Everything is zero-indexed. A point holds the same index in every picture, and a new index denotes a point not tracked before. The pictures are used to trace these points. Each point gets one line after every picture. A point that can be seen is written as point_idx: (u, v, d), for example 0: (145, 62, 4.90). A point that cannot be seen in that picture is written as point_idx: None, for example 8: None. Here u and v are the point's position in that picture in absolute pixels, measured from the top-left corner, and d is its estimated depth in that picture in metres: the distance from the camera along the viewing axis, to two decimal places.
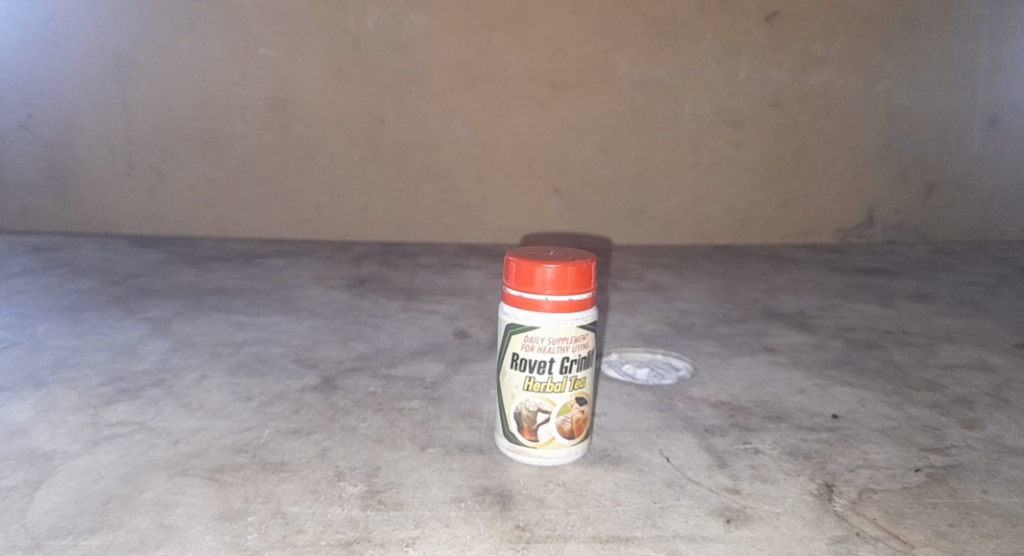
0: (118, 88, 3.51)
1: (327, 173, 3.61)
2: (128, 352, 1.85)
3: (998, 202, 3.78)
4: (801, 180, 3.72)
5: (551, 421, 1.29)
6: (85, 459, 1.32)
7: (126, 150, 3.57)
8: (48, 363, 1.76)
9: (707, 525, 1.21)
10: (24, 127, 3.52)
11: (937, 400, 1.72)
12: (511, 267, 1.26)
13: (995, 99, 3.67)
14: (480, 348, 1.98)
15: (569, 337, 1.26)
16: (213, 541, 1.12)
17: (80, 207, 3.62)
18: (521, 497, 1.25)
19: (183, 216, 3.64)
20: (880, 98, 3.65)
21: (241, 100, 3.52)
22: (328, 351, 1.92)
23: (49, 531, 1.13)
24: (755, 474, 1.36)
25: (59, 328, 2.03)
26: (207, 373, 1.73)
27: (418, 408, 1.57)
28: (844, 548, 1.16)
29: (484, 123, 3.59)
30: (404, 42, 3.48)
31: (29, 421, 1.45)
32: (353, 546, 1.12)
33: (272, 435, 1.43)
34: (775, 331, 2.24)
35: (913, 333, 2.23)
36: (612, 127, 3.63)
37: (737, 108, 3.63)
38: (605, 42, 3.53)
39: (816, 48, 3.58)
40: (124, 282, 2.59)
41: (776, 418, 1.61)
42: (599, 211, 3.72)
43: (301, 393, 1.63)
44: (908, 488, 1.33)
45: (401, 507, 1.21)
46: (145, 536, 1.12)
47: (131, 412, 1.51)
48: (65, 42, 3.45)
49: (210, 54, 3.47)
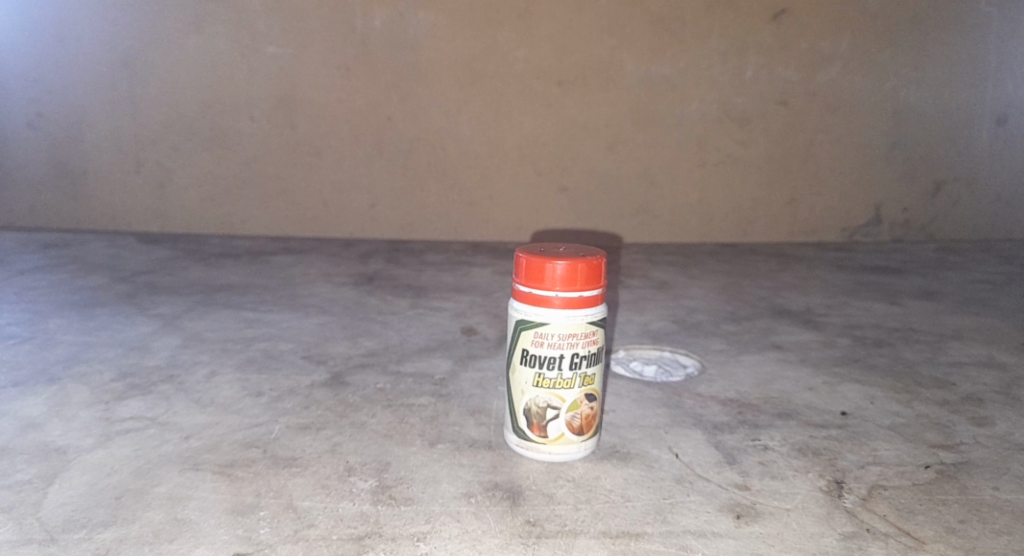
0: (125, 86, 3.52)
1: (334, 171, 3.61)
2: (139, 348, 1.86)
3: (1006, 200, 3.76)
4: (807, 178, 3.72)
5: (560, 418, 1.30)
6: (97, 453, 1.33)
7: (133, 147, 3.58)
8: (59, 358, 1.77)
9: (717, 521, 1.21)
10: (32, 125, 3.54)
11: (946, 397, 1.72)
12: (521, 264, 1.26)
13: (1003, 97, 3.66)
14: (488, 345, 1.98)
15: (579, 333, 1.26)
16: (226, 535, 1.12)
17: (87, 204, 3.63)
18: (531, 492, 1.25)
19: (190, 213, 3.65)
20: (887, 95, 3.64)
21: (248, 98, 3.53)
22: (336, 347, 1.93)
23: (63, 524, 1.13)
24: (764, 471, 1.36)
25: (70, 324, 2.04)
26: (217, 368, 1.74)
27: (427, 404, 1.58)
28: (855, 544, 1.16)
29: (490, 121, 3.59)
30: (411, 40, 3.49)
31: (41, 416, 1.46)
32: (364, 540, 1.12)
33: (283, 430, 1.43)
34: (783, 329, 2.24)
35: (921, 331, 2.23)
36: (619, 125, 3.62)
37: (743, 106, 3.63)
38: (612, 40, 3.53)
39: (823, 46, 3.57)
40: (133, 279, 2.60)
41: (785, 414, 1.61)
42: (605, 210, 3.71)
43: (311, 389, 1.63)
44: (918, 485, 1.33)
45: (412, 502, 1.22)
46: (159, 530, 1.13)
47: (142, 407, 1.52)
48: (72, 40, 3.46)
49: (217, 52, 3.48)
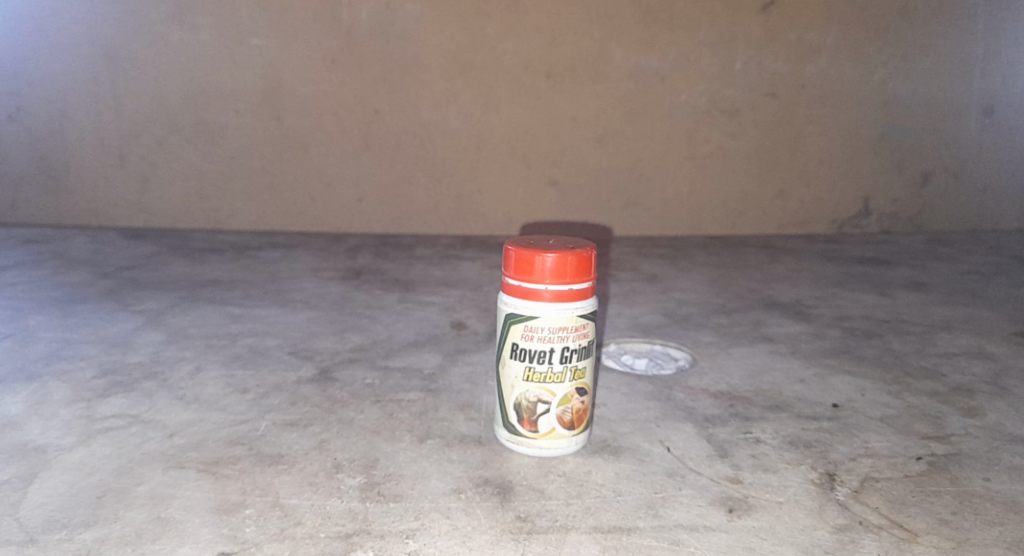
0: (108, 80, 3.47)
1: (322, 165, 3.58)
2: (122, 345, 1.83)
3: (993, 191, 3.77)
4: (796, 170, 3.72)
5: (551, 412, 1.28)
6: (79, 452, 1.30)
7: (116, 142, 3.54)
8: (39, 355, 1.74)
9: (709, 514, 1.20)
10: (14, 119, 3.49)
11: (937, 388, 1.71)
12: (510, 256, 1.25)
13: (991, 89, 3.66)
14: (478, 340, 1.96)
15: (569, 327, 1.24)
16: (210, 534, 1.10)
17: (70, 199, 3.59)
18: (522, 488, 1.24)
19: (175, 208, 3.61)
20: (876, 87, 3.64)
21: (234, 92, 3.49)
22: (324, 343, 1.91)
23: (42, 525, 1.11)
24: (756, 463, 1.35)
25: (51, 320, 2.01)
26: (202, 365, 1.71)
27: (416, 399, 1.56)
28: (847, 537, 1.15)
29: (480, 114, 3.57)
30: (399, 32, 3.46)
31: (21, 415, 1.43)
32: (352, 538, 1.10)
33: (269, 427, 1.41)
34: (773, 321, 2.23)
35: (911, 323, 2.22)
36: (608, 117, 3.61)
37: (733, 98, 3.62)
38: (601, 32, 3.51)
39: (812, 38, 3.57)
40: (117, 275, 2.56)
41: (776, 407, 1.60)
42: (594, 202, 3.70)
43: (297, 385, 1.61)
44: (910, 476, 1.32)
45: (401, 499, 1.20)
46: (142, 530, 1.10)
47: (125, 404, 1.49)
48: (53, 33, 3.41)
49: (202, 45, 3.44)
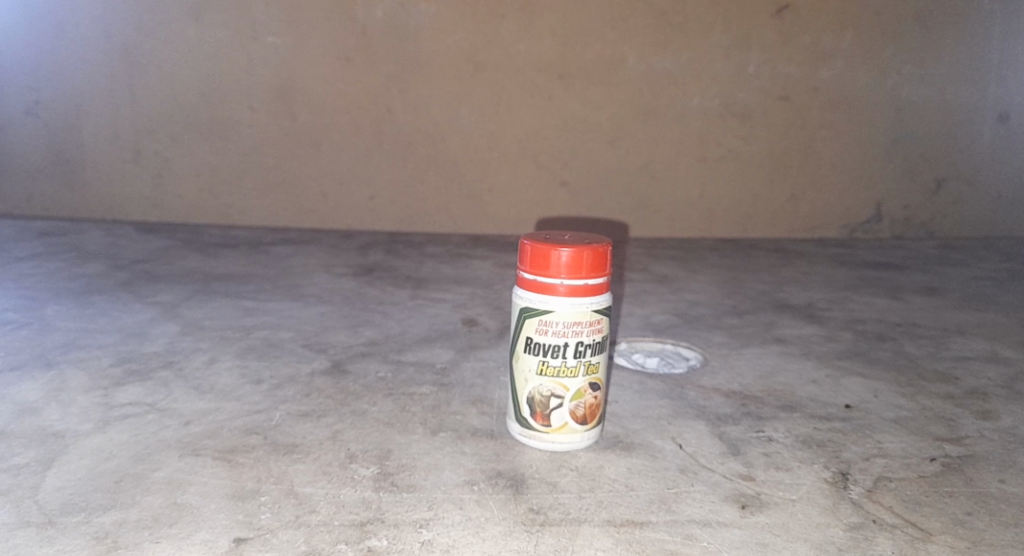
0: (123, 75, 3.50)
1: (333, 162, 3.59)
2: (137, 335, 1.84)
3: (1007, 198, 3.75)
4: (808, 173, 3.70)
5: (564, 406, 1.28)
6: (96, 438, 1.31)
7: (130, 136, 3.56)
8: (56, 344, 1.76)
9: (722, 510, 1.20)
10: (31, 113, 3.52)
11: (950, 391, 1.71)
12: (525, 251, 1.25)
13: (1004, 95, 3.64)
14: (489, 337, 1.97)
15: (583, 322, 1.24)
16: (226, 520, 1.11)
17: (85, 193, 3.61)
18: (534, 481, 1.24)
19: (188, 203, 3.63)
20: (890, 92, 3.63)
21: (248, 88, 3.51)
22: (337, 337, 1.91)
23: (61, 508, 1.12)
24: (768, 461, 1.35)
25: (67, 311, 2.02)
26: (216, 355, 1.72)
27: (428, 393, 1.57)
28: (861, 535, 1.15)
29: (491, 113, 3.57)
30: (412, 32, 3.47)
31: (39, 401, 1.45)
32: (366, 526, 1.11)
33: (284, 417, 1.42)
34: (785, 323, 2.23)
35: (924, 327, 2.22)
36: (620, 118, 3.61)
37: (746, 100, 3.61)
38: (614, 34, 3.51)
39: (827, 41, 3.56)
40: (131, 268, 2.58)
41: (789, 407, 1.60)
42: (605, 204, 3.70)
43: (311, 378, 1.62)
44: (924, 477, 1.32)
45: (414, 490, 1.20)
46: (160, 514, 1.11)
47: (141, 392, 1.50)
48: (71, 28, 3.44)
49: (217, 42, 3.46)
